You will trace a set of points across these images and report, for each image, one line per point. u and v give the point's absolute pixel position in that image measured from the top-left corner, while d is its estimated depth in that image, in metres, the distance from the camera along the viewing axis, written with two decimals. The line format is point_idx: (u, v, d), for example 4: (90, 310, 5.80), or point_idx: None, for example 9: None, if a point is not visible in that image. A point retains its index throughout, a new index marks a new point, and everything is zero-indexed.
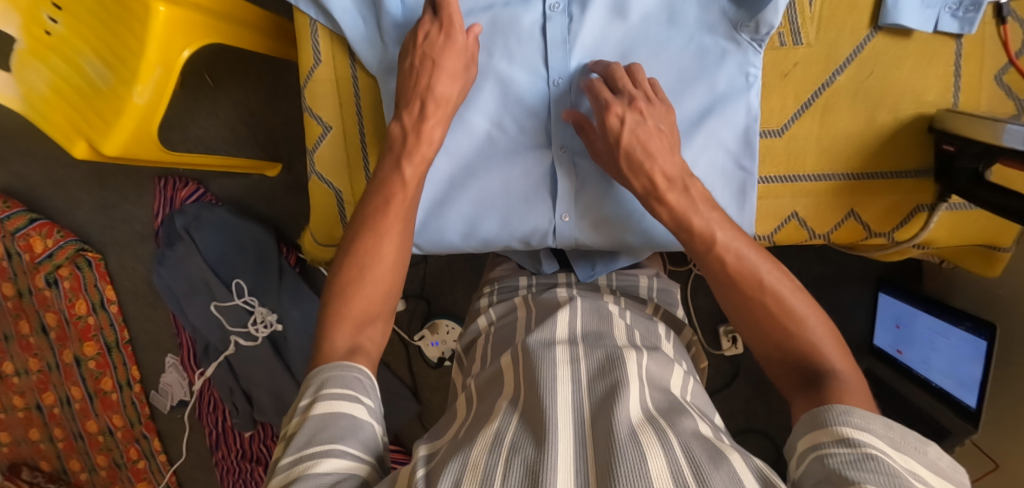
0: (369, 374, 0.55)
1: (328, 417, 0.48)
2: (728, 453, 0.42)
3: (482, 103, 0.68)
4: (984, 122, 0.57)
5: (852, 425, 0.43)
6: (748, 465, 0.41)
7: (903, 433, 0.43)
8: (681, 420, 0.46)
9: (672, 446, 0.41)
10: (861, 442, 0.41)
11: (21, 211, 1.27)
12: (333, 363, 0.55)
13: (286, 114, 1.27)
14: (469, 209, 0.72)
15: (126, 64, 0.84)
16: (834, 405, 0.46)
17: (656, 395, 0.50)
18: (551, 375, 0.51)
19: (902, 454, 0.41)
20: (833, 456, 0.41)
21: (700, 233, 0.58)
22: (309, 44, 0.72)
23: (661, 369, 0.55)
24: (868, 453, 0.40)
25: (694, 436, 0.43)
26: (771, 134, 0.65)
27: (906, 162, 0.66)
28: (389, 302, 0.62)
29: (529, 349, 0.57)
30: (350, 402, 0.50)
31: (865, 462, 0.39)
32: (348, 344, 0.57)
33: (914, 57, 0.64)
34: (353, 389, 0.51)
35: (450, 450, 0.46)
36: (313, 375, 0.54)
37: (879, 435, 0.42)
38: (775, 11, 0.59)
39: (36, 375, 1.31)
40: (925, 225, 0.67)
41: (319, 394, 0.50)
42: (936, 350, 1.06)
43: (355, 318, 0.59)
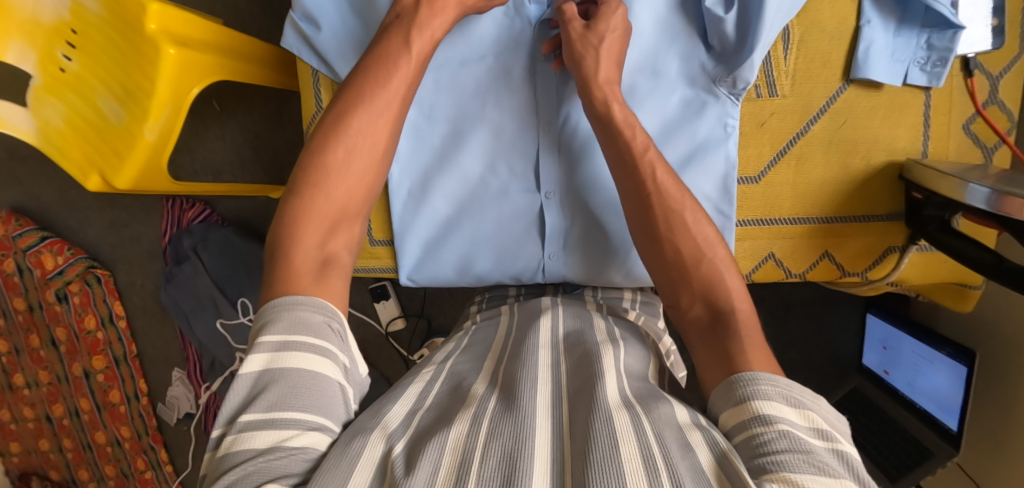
0: (338, 317, 0.54)
1: (304, 375, 0.48)
2: (693, 440, 0.44)
3: (477, 149, 0.75)
4: (946, 179, 0.63)
5: (765, 398, 0.46)
6: (706, 441, 0.44)
7: (802, 392, 0.47)
8: (656, 405, 0.48)
9: (645, 434, 0.43)
10: (774, 418, 0.44)
11: (33, 229, 1.31)
12: (290, 295, 0.53)
13: (289, 138, 1.30)
14: (463, 247, 0.77)
15: (138, 101, 0.87)
16: (741, 375, 0.49)
17: (632, 384, 0.53)
18: (530, 375, 0.52)
19: (803, 415, 0.46)
20: (753, 434, 0.44)
21: (671, 271, 0.58)
22: (312, 91, 0.79)
23: (637, 362, 0.59)
24: (782, 430, 0.43)
25: (667, 423, 0.46)
26: (748, 180, 0.71)
27: (877, 207, 0.72)
28: (368, 201, 0.61)
29: (515, 351, 0.59)
30: (323, 360, 0.50)
31: (780, 441, 0.42)
32: (316, 252, 0.56)
33: (885, 108, 0.69)
34: (327, 344, 0.51)
35: (429, 427, 0.47)
36: (275, 308, 0.52)
37: (784, 402, 0.46)
38: (751, 68, 0.63)
39: (46, 388, 1.34)
40: (897, 265, 0.73)
41: (291, 344, 0.49)
42: (919, 373, 1.06)
43: (329, 217, 0.58)
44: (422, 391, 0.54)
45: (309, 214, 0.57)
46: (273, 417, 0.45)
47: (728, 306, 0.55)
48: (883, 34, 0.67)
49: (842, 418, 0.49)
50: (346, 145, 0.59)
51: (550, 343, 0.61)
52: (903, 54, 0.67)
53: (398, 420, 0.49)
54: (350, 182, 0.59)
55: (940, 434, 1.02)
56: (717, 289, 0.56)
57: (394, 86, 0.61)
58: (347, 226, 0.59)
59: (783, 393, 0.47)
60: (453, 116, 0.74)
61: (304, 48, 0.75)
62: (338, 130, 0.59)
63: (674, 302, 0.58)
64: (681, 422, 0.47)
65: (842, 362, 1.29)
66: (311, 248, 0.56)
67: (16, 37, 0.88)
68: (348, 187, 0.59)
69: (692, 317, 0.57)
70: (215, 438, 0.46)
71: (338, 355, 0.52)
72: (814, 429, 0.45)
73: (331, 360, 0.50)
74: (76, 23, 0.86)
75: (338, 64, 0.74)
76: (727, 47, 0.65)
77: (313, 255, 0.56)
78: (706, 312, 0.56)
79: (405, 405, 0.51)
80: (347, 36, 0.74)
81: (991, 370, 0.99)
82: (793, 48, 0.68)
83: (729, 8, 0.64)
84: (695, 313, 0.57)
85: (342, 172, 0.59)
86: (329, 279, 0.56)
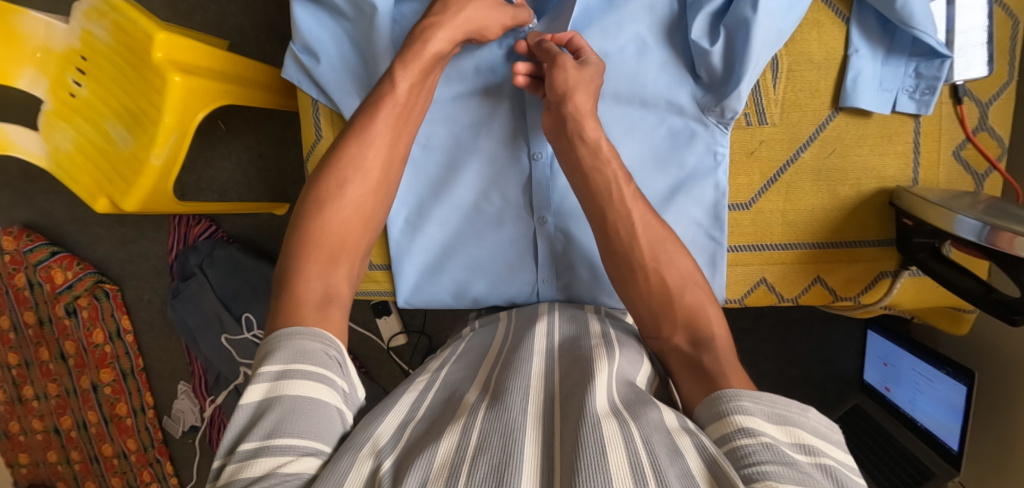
0: (337, 345, 0.55)
1: (301, 402, 0.48)
2: (682, 446, 0.44)
3: (471, 179, 0.78)
4: (937, 208, 0.65)
5: (746, 412, 0.47)
6: (694, 448, 0.44)
7: (787, 406, 0.48)
8: (646, 411, 0.48)
9: (634, 443, 0.43)
10: (757, 431, 0.45)
11: (43, 244, 1.34)
12: (292, 325, 0.55)
13: (293, 158, 1.33)
14: (459, 272, 0.80)
15: (146, 128, 0.90)
16: (724, 391, 0.50)
17: (622, 387, 0.52)
18: (522, 382, 0.53)
19: (788, 430, 0.46)
20: (736, 446, 0.44)
21: (652, 300, 0.61)
22: (313, 121, 0.82)
23: (632, 366, 0.58)
24: (765, 442, 0.44)
25: (657, 429, 0.45)
26: (740, 206, 0.76)
27: (867, 233, 0.76)
28: (365, 234, 0.64)
29: (509, 357, 0.61)
30: (321, 386, 0.50)
31: (763, 453, 0.43)
32: (318, 284, 0.59)
33: (873, 137, 0.73)
34: (325, 371, 0.52)
35: (419, 439, 0.47)
36: (278, 339, 0.54)
37: (766, 416, 0.47)
38: (739, 98, 0.67)
39: (55, 400, 1.36)
40: (890, 289, 0.77)
41: (290, 372, 0.50)
42: (920, 391, 1.05)
43: (327, 249, 0.61)
44: (416, 400, 0.55)
45: (312, 249, 0.60)
46: (269, 443, 0.45)
47: (709, 334, 0.58)
48: (870, 63, 0.71)
49: (834, 429, 0.49)
50: (341, 181, 0.63)
51: (544, 349, 0.62)
52: (891, 83, 0.71)
53: (388, 434, 0.49)
54: (346, 216, 0.62)
55: (940, 452, 1.01)
56: (700, 317, 0.59)
57: (381, 123, 0.64)
58: (347, 258, 0.62)
59: (766, 408, 0.47)
60: (448, 146, 0.78)
61: (303, 79, 0.79)
62: (331, 166, 0.63)
63: (655, 333, 0.61)
64: (670, 427, 0.46)
65: (844, 379, 1.29)
66: (313, 281, 0.59)
67: (28, 66, 0.90)
68: (343, 219, 0.62)
69: (673, 344, 0.59)
70: (216, 468, 0.47)
71: (337, 381, 0.53)
72: (798, 444, 0.45)
73: (329, 386, 0.51)
74: (86, 51, 0.89)
75: (334, 93, 0.77)
76: (715, 78, 0.70)
77: (316, 288, 0.58)
78: (687, 340, 0.58)
79: (398, 416, 0.51)
80: (345, 67, 0.77)
81: (990, 392, 0.98)
82: (782, 76, 0.73)
83: (716, 41, 0.68)
84: (680, 340, 0.59)
85: (338, 206, 0.62)
86: (331, 312, 0.58)
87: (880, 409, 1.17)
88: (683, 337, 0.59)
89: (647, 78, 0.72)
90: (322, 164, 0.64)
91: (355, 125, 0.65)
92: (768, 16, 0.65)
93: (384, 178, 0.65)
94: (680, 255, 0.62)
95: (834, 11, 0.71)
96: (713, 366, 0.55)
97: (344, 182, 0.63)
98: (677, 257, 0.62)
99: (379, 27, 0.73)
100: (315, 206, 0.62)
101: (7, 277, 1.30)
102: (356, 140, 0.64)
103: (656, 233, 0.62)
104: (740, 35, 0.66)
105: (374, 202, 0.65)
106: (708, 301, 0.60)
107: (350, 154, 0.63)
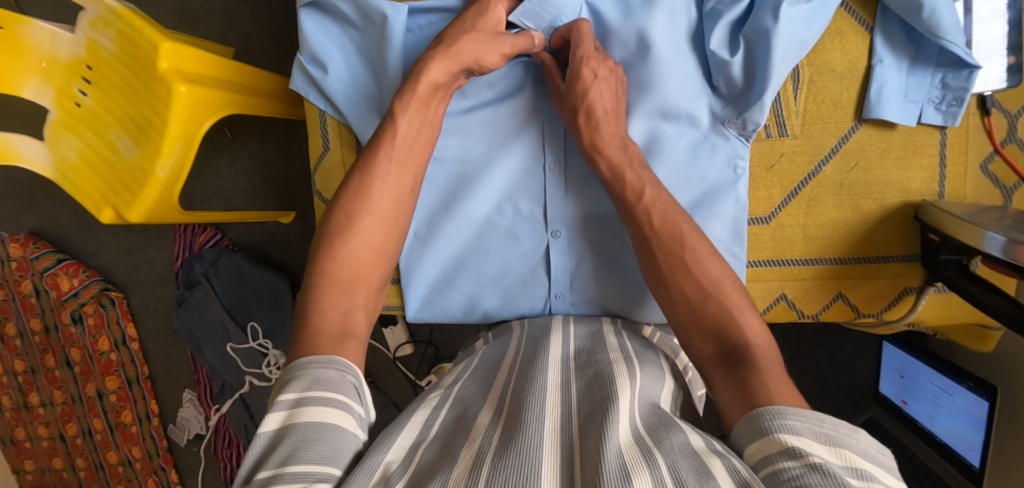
0: (355, 371, 0.53)
1: (315, 428, 0.46)
2: (712, 466, 0.42)
3: (486, 193, 0.76)
4: (965, 225, 0.63)
5: (792, 434, 0.44)
6: (726, 468, 0.42)
7: (835, 426, 0.44)
8: (670, 434, 0.46)
9: (659, 468, 0.41)
10: (803, 452, 0.42)
11: (49, 251, 1.33)
12: (314, 354, 0.53)
13: (299, 166, 1.32)
14: (469, 286, 0.79)
15: (151, 139, 0.89)
16: (768, 408, 0.47)
17: (643, 410, 0.51)
18: (540, 397, 0.52)
19: (838, 451, 0.43)
20: (780, 469, 0.42)
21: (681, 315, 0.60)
22: (320, 133, 0.81)
23: (653, 383, 0.57)
24: (812, 465, 0.41)
25: (683, 452, 0.43)
26: (759, 221, 0.75)
27: (891, 248, 0.74)
28: (379, 265, 0.62)
29: (524, 369, 0.59)
30: (337, 411, 0.49)
31: (811, 475, 0.40)
32: (338, 316, 0.57)
33: (898, 149, 0.72)
34: (342, 397, 0.50)
35: (432, 464, 0.45)
36: (297, 367, 0.52)
37: (815, 435, 0.44)
38: (761, 110, 0.67)
39: (60, 407, 1.35)
40: (914, 306, 0.75)
41: (307, 399, 0.48)
42: (939, 406, 1.02)
43: (343, 280, 0.59)
44: (428, 419, 0.52)
45: (328, 281, 0.59)
46: (283, 471, 0.43)
47: (744, 342, 0.55)
48: (895, 73, 0.69)
49: (885, 454, 0.46)
50: (355, 209, 0.62)
51: (560, 361, 0.61)
52: (917, 94, 0.69)
53: (399, 458, 0.46)
54: (361, 248, 0.61)
55: (961, 470, 0.98)
56: (729, 323, 0.56)
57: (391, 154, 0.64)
58: (362, 288, 0.60)
59: (814, 427, 0.44)
60: (460, 158, 0.76)
61: (311, 90, 0.78)
62: (342, 198, 0.63)
63: (686, 342, 0.59)
64: (697, 448, 0.44)
65: (859, 391, 1.26)
66: (335, 315, 0.57)
67: (33, 74, 0.89)
68: (356, 251, 0.61)
69: (705, 354, 0.57)
70: None
71: (354, 407, 0.51)
72: (850, 467, 0.42)
73: (346, 412, 0.49)
74: (91, 60, 0.88)
75: (343, 105, 0.76)
76: (734, 89, 0.69)
77: (334, 319, 0.57)
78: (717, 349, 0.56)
79: (409, 436, 0.49)
80: (353, 79, 0.76)
81: (1011, 407, 0.96)
82: (802, 87, 0.72)
83: (735, 52, 0.67)
84: (708, 350, 0.57)
85: (352, 236, 0.61)
86: (348, 344, 0.56)
87: (897, 421, 1.13)
88: (710, 345, 0.57)
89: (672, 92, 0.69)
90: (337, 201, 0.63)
91: (363, 158, 0.64)
92: (789, 25, 0.64)
93: (396, 209, 0.64)
94: (709, 266, 0.60)
95: (857, 20, 0.70)
96: (750, 373, 0.52)
97: (355, 213, 0.62)
98: (706, 262, 0.60)
99: (388, 40, 0.71)
100: (329, 240, 0.61)
101: (14, 285, 1.30)
102: (365, 164, 0.64)
103: (671, 244, 0.62)
104: (760, 44, 0.65)
105: (387, 235, 0.64)
106: (744, 308, 0.57)
107: (358, 183, 0.63)
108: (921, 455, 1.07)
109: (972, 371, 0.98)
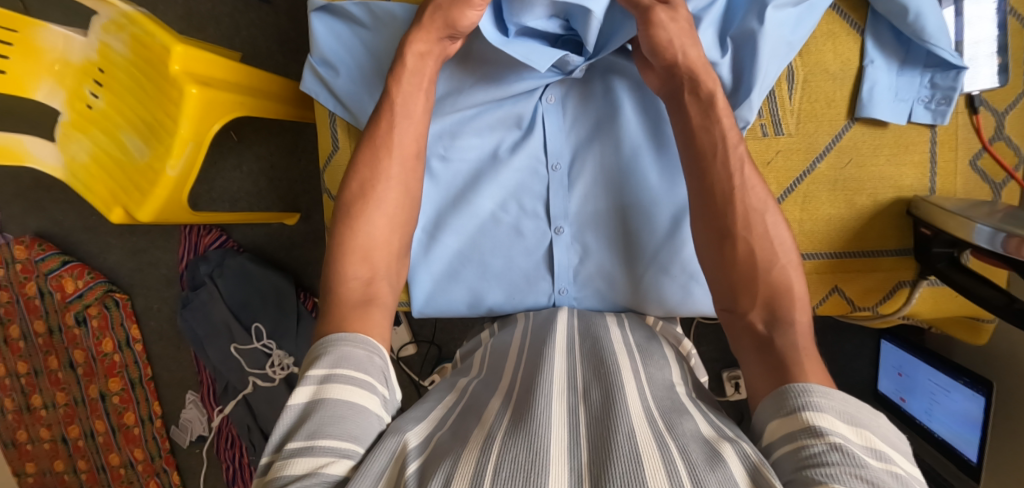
0: (379, 352, 0.55)
1: (343, 405, 0.48)
2: (724, 452, 0.43)
3: (491, 190, 0.78)
4: (956, 218, 0.66)
5: (817, 413, 0.45)
6: (738, 453, 0.44)
7: (859, 407, 0.46)
8: (682, 421, 0.48)
9: (670, 451, 0.42)
10: (826, 431, 0.43)
11: (55, 253, 1.35)
12: (342, 331, 0.56)
13: (305, 169, 1.34)
14: (475, 282, 0.80)
15: (162, 140, 0.91)
16: (793, 385, 0.48)
17: (656, 394, 0.53)
18: (548, 382, 0.54)
19: (858, 432, 0.44)
20: (802, 446, 0.43)
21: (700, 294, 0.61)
22: (329, 132, 0.83)
23: (660, 371, 0.58)
24: (833, 443, 0.42)
25: (694, 438, 0.45)
26: None
27: (884, 242, 0.76)
28: (398, 233, 0.65)
29: (533, 356, 0.61)
30: (364, 391, 0.50)
31: (831, 454, 0.41)
32: (360, 284, 0.61)
33: (889, 146, 0.74)
34: (368, 377, 0.52)
35: (445, 446, 0.47)
36: (323, 345, 0.54)
37: (838, 415, 0.45)
38: (750, 108, 0.69)
39: (63, 409, 1.35)
40: (908, 299, 0.77)
41: (335, 375, 0.50)
42: (937, 402, 1.03)
43: (360, 248, 0.62)
44: (442, 413, 0.54)
45: (346, 249, 0.61)
46: (313, 443, 0.45)
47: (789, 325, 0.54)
48: (885, 73, 0.72)
49: (904, 440, 0.47)
50: (365, 206, 0.64)
51: (565, 347, 0.63)
52: (906, 94, 0.72)
53: (416, 441, 0.48)
54: (376, 215, 0.64)
55: (960, 466, 1.00)
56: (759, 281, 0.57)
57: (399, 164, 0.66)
58: (380, 256, 0.63)
59: (838, 407, 0.45)
60: (467, 159, 0.79)
61: (322, 91, 0.81)
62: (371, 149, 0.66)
63: (730, 300, 0.59)
64: (708, 436, 0.46)
65: (857, 390, 1.28)
66: (357, 284, 0.60)
67: (46, 77, 0.91)
68: (375, 220, 0.63)
69: (748, 324, 0.57)
70: (263, 465, 0.46)
71: (379, 387, 0.52)
72: (869, 447, 0.43)
73: (371, 391, 0.51)
74: (103, 63, 0.90)
75: (353, 104, 0.78)
76: (726, 89, 0.71)
77: (357, 288, 0.60)
78: (763, 316, 0.57)
79: (423, 426, 0.51)
80: (363, 79, 0.78)
81: (1008, 404, 0.97)
82: (797, 87, 0.74)
83: (726, 52, 0.69)
84: (751, 316, 0.57)
85: (373, 206, 0.64)
86: (371, 312, 0.59)
87: (895, 419, 1.15)
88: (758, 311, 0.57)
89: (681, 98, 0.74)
90: (342, 199, 0.64)
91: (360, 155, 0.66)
92: (776, 27, 0.68)
93: (400, 211, 0.66)
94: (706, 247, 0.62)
95: (849, 23, 0.72)
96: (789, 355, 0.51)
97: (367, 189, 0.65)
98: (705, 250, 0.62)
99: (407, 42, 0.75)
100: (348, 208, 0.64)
101: (18, 286, 1.31)
102: (369, 166, 0.65)
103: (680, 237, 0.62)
104: (747, 46, 0.68)
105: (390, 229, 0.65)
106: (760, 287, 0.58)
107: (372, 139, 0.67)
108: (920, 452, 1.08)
109: (968, 368, 0.99)
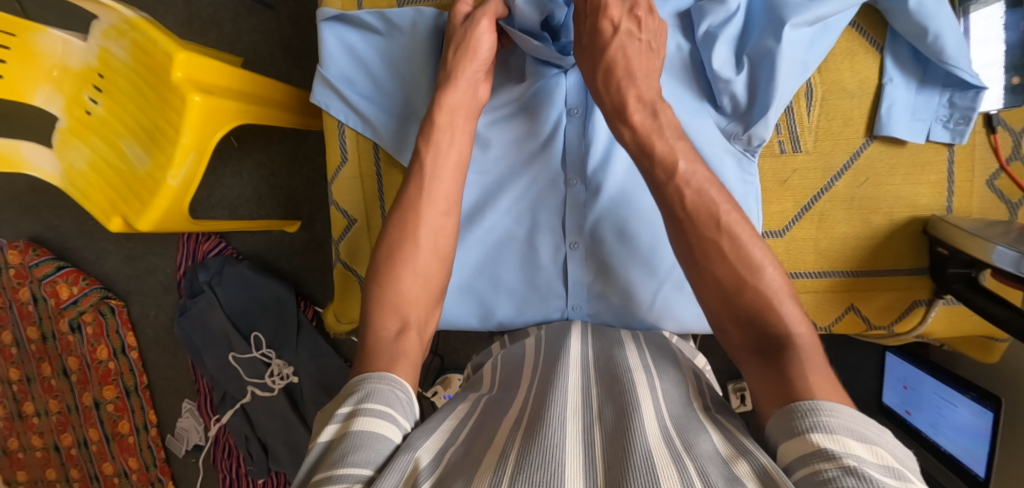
0: (404, 387, 0.53)
1: (363, 434, 0.46)
2: (739, 471, 0.42)
3: (507, 206, 0.78)
4: (974, 239, 0.65)
5: (825, 435, 0.43)
6: (751, 471, 0.42)
7: (867, 425, 0.44)
8: (699, 439, 0.47)
9: (687, 470, 0.41)
10: (839, 454, 0.41)
11: (49, 258, 1.32)
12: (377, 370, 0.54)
13: (306, 176, 1.32)
14: (485, 295, 0.79)
15: (163, 148, 0.89)
16: (801, 404, 0.46)
17: (671, 412, 0.51)
18: (561, 400, 0.52)
19: (873, 449, 0.41)
20: (816, 471, 0.40)
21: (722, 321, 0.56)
22: (337, 143, 0.82)
23: (675, 387, 0.57)
24: (847, 466, 0.39)
25: (711, 458, 0.44)
26: (773, 234, 0.76)
27: (901, 261, 0.75)
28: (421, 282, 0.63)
29: (547, 372, 0.61)
30: (387, 423, 0.48)
31: (847, 478, 0.38)
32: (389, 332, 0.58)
33: (906, 166, 0.73)
34: (390, 410, 0.50)
35: (458, 465, 0.45)
36: (351, 385, 0.53)
37: (849, 433, 0.42)
38: (765, 126, 0.68)
39: (56, 417, 1.32)
40: (924, 317, 0.77)
41: (359, 410, 0.49)
42: (943, 416, 1.03)
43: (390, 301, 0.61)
44: (454, 427, 0.53)
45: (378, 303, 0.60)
46: (333, 472, 0.43)
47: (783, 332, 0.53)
48: (904, 91, 0.71)
49: (909, 456, 0.45)
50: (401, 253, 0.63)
51: (579, 365, 0.62)
52: (924, 113, 0.71)
53: (429, 457, 0.47)
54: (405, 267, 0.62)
55: (967, 480, 0.99)
56: (752, 306, 0.55)
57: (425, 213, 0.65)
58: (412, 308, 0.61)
59: (848, 425, 0.43)
60: (482, 173, 0.79)
61: (333, 100, 0.79)
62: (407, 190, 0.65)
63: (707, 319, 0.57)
64: (725, 455, 0.44)
65: (862, 401, 1.27)
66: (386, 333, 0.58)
67: (43, 82, 0.89)
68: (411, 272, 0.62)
69: (737, 342, 0.55)
70: None
71: (402, 421, 0.50)
72: (886, 466, 0.40)
73: (395, 425, 0.49)
74: (104, 69, 0.88)
75: (367, 113, 0.78)
76: (739, 107, 0.70)
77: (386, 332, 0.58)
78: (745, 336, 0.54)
79: (436, 442, 0.49)
80: (377, 90, 0.78)
81: (1015, 418, 0.97)
82: (816, 104, 0.74)
83: (739, 70, 0.69)
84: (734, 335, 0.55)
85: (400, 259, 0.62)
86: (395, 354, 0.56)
87: (899, 432, 1.14)
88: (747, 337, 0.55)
89: (668, 96, 0.71)
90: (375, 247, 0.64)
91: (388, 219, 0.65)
92: (791, 46, 0.67)
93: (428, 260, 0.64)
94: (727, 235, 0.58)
95: (867, 41, 0.72)
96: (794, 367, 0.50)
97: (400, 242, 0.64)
98: (735, 233, 0.57)
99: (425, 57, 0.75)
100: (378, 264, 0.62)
101: (11, 292, 1.28)
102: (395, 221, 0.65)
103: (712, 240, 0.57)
104: (763, 63, 0.68)
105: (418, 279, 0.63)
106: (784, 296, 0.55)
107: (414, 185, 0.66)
108: (925, 465, 1.08)
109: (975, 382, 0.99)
